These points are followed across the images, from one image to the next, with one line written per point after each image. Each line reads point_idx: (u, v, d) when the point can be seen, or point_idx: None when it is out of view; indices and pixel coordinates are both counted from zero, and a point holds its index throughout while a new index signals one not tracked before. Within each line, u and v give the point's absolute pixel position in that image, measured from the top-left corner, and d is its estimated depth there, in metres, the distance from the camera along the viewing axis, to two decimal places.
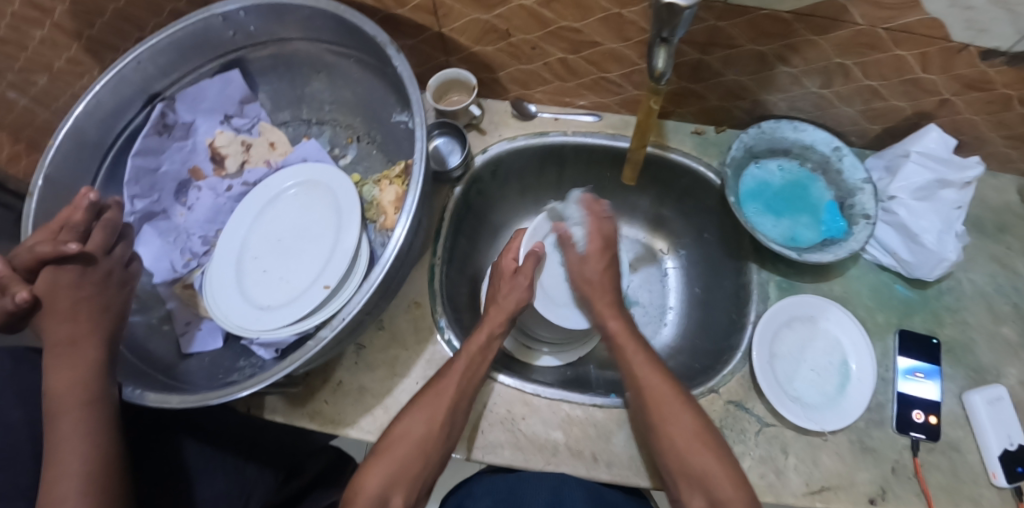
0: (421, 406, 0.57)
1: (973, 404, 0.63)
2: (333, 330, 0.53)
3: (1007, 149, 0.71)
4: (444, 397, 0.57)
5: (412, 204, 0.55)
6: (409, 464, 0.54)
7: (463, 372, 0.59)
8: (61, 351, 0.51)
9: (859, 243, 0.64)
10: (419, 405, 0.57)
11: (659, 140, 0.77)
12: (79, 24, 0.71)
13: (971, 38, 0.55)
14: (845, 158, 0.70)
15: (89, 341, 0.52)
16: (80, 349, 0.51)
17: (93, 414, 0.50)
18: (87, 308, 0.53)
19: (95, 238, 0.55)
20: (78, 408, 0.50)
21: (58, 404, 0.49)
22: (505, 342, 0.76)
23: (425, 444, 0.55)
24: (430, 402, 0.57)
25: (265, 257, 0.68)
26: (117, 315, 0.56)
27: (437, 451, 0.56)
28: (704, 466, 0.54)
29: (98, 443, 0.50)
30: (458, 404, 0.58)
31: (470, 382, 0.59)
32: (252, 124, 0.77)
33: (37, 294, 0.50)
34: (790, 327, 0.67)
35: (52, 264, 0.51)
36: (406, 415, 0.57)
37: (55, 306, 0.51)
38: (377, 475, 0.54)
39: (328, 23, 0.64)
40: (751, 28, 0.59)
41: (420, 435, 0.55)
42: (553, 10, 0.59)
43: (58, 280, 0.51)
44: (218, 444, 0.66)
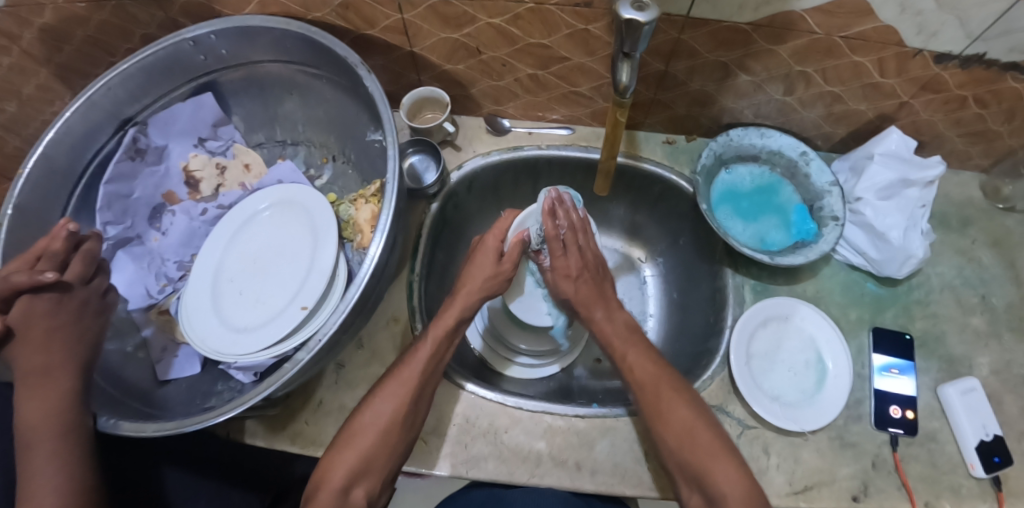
0: (382, 398, 0.56)
1: (947, 395, 0.65)
2: (309, 352, 0.53)
3: (966, 146, 0.74)
4: (403, 382, 0.57)
5: (385, 220, 0.55)
6: (373, 456, 0.54)
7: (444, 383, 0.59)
8: (35, 380, 0.50)
9: (828, 244, 0.65)
10: (383, 396, 0.56)
11: (631, 150, 0.79)
12: (48, 51, 0.71)
13: (923, 42, 0.58)
14: (811, 162, 0.71)
15: (63, 371, 0.51)
16: (55, 379, 0.50)
17: (67, 446, 0.49)
18: (63, 336, 0.52)
19: (73, 268, 0.55)
20: (53, 439, 0.49)
21: (33, 434, 0.49)
22: (490, 359, 0.77)
23: (388, 436, 0.55)
24: (390, 398, 0.56)
25: (240, 279, 0.68)
26: (92, 342, 0.55)
27: (399, 439, 0.55)
28: (675, 441, 0.55)
29: (73, 475, 0.49)
30: (423, 395, 0.58)
31: (432, 373, 0.59)
32: (226, 146, 0.77)
33: (9, 325, 0.49)
34: (765, 327, 0.68)
35: (28, 294, 0.50)
36: (371, 406, 0.56)
37: (29, 336, 0.50)
38: (342, 467, 0.53)
39: (299, 45, 0.65)
40: (713, 39, 0.61)
41: (382, 428, 0.55)
42: (520, 27, 0.60)
43: (33, 310, 0.50)
44: (201, 473, 0.65)
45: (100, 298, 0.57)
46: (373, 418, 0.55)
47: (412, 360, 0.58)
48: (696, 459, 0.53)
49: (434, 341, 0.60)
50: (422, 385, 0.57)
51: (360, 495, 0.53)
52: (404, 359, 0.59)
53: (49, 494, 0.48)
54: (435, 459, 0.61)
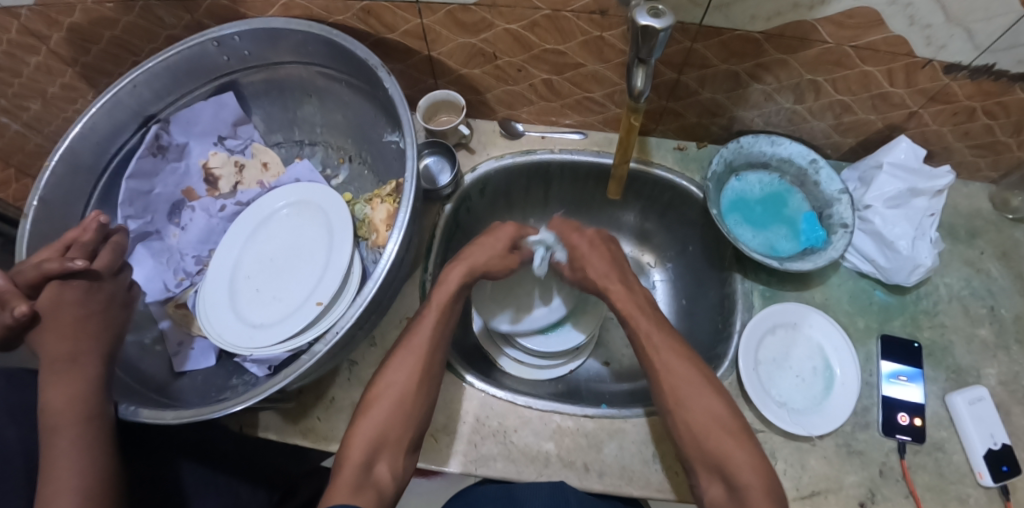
0: (394, 366, 0.58)
1: (955, 405, 0.65)
2: (326, 344, 0.54)
3: (974, 158, 0.74)
4: (410, 352, 0.59)
5: (403, 219, 0.56)
6: (390, 423, 0.55)
7: None
8: (62, 366, 0.51)
9: (837, 251, 0.66)
10: (393, 366, 0.58)
11: (642, 156, 0.80)
12: (75, 50, 0.73)
13: (932, 53, 0.59)
14: (821, 170, 0.72)
15: (88, 359, 0.53)
16: (80, 366, 0.52)
17: (89, 432, 0.50)
18: (86, 324, 0.53)
19: (102, 258, 0.57)
20: (75, 424, 0.50)
21: (56, 420, 0.49)
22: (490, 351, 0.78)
23: (404, 400, 0.56)
24: (404, 367, 0.58)
25: (257, 276, 0.69)
26: (116, 331, 0.56)
27: (415, 405, 0.57)
28: (699, 426, 0.55)
29: (94, 462, 0.50)
30: (433, 359, 0.60)
31: (439, 340, 0.61)
32: (245, 145, 0.79)
33: (38, 310, 0.51)
34: (773, 333, 0.69)
35: (59, 280, 0.52)
36: (383, 377, 0.58)
37: (57, 323, 0.51)
38: (362, 438, 0.54)
39: (321, 47, 0.66)
40: (724, 48, 0.63)
41: (397, 393, 0.56)
42: (537, 34, 0.62)
43: (62, 297, 0.52)
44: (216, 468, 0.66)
45: (125, 294, 0.59)
46: (391, 384, 0.57)
47: (417, 331, 0.61)
48: (716, 443, 0.54)
49: (433, 309, 0.62)
50: (431, 349, 0.60)
51: (383, 468, 0.53)
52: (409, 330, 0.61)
53: (70, 477, 0.48)
54: (445, 457, 0.62)
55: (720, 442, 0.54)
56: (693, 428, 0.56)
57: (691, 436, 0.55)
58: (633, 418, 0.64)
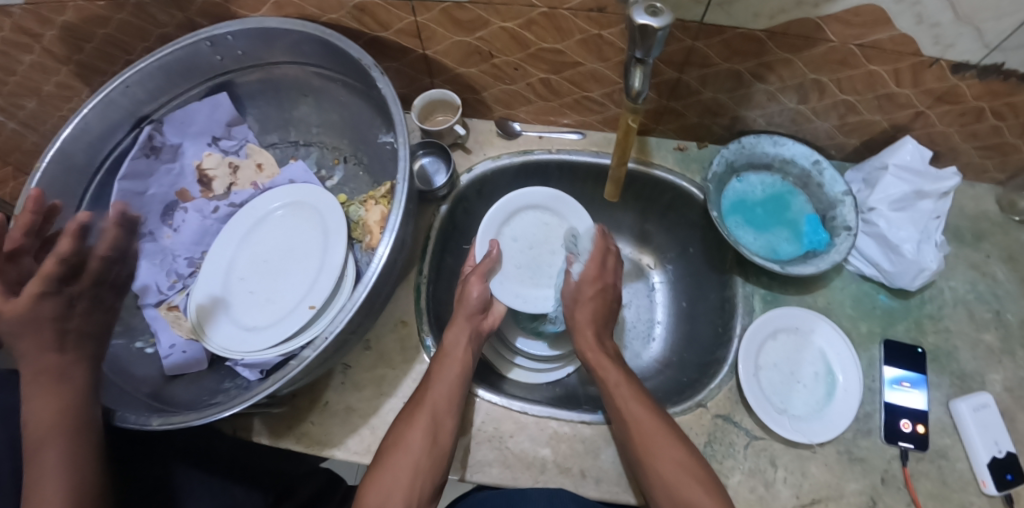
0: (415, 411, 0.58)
1: (959, 411, 0.64)
2: (314, 350, 0.52)
3: (982, 159, 0.73)
4: (424, 408, 0.58)
5: (395, 219, 0.54)
6: (401, 475, 0.55)
7: (450, 388, 0.60)
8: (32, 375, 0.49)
9: (840, 254, 0.65)
10: (407, 418, 0.58)
11: (641, 157, 0.78)
12: (68, 48, 0.72)
13: (940, 52, 0.58)
14: (825, 172, 0.71)
15: (75, 366, 0.52)
16: (66, 374, 0.51)
17: (76, 440, 0.50)
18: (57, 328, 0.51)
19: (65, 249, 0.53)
20: (62, 432, 0.49)
21: (42, 428, 0.49)
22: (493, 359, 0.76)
23: (423, 457, 0.56)
24: (417, 425, 0.57)
25: (250, 278, 0.68)
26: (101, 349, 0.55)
27: (432, 463, 0.56)
28: (670, 477, 0.54)
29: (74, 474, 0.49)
30: (450, 407, 0.59)
31: (455, 391, 0.60)
32: (240, 146, 0.78)
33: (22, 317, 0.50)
34: (775, 338, 0.67)
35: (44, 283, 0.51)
36: (399, 427, 0.58)
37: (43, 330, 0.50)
38: (378, 489, 0.54)
39: (315, 47, 0.65)
40: (726, 47, 0.61)
41: (411, 447, 0.56)
42: (534, 32, 0.61)
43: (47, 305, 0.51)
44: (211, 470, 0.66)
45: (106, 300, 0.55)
46: (406, 436, 0.57)
47: (432, 384, 0.60)
48: (685, 494, 0.52)
49: (451, 361, 0.62)
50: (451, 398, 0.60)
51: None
52: (423, 382, 0.61)
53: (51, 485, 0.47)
54: None
55: (694, 495, 0.52)
56: (659, 477, 0.54)
57: (665, 489, 0.53)
58: None
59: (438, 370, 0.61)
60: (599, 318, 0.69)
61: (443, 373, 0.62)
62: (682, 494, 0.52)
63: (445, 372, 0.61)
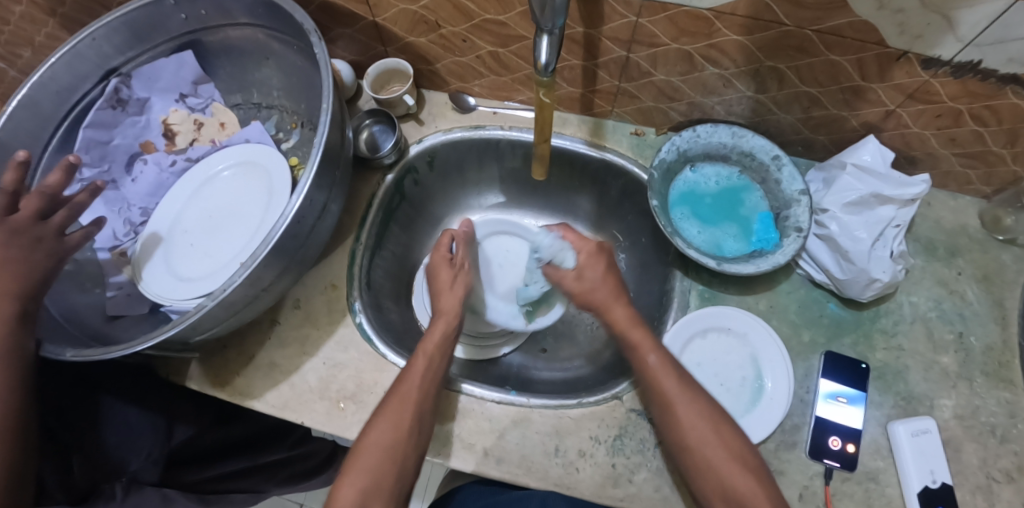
0: (380, 416, 0.55)
1: (896, 434, 0.60)
2: (213, 299, 0.52)
3: (964, 168, 0.67)
4: (397, 403, 0.56)
5: (306, 181, 0.54)
6: (379, 476, 0.52)
7: (423, 378, 0.59)
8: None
9: (784, 256, 0.61)
10: (379, 416, 0.56)
11: (596, 140, 0.75)
12: (52, 1, 0.75)
13: (907, 44, 0.53)
14: (783, 167, 0.66)
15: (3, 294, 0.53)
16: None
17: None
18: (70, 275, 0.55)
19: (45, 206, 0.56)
20: None
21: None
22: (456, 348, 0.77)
23: (393, 452, 0.53)
24: (388, 416, 0.55)
25: (194, 231, 0.71)
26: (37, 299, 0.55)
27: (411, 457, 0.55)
28: (696, 441, 0.53)
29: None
30: (425, 405, 0.57)
31: (429, 383, 0.59)
32: (205, 104, 0.80)
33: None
34: (704, 337, 0.65)
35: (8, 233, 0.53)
36: (370, 428, 0.55)
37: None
38: (352, 490, 0.52)
39: (267, 10, 0.66)
40: (673, 25, 0.58)
41: (386, 449, 0.53)
42: (475, 2, 0.60)
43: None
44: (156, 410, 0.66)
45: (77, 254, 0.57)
46: (377, 436, 0.54)
47: (410, 376, 0.59)
48: (698, 449, 0.52)
49: (424, 354, 0.61)
50: (425, 394, 0.58)
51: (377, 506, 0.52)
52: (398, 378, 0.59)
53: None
54: (349, 425, 0.63)
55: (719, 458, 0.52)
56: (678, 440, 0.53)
57: (690, 456, 0.52)
58: (541, 408, 0.63)
59: (409, 367, 0.60)
60: None
61: (413, 362, 0.61)
62: (707, 459, 0.52)
63: (415, 359, 0.61)
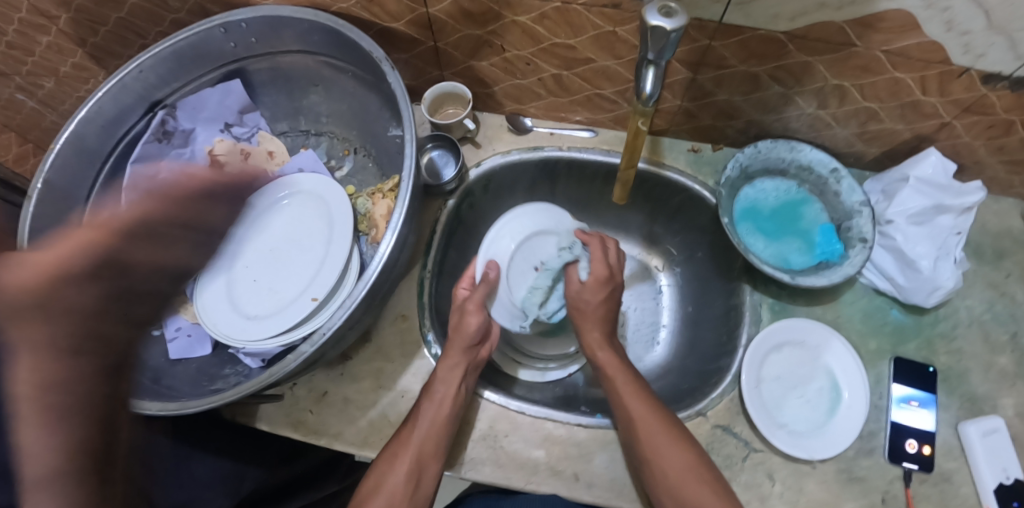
0: (388, 460, 0.57)
1: (967, 435, 0.62)
2: (313, 345, 0.53)
3: (1008, 174, 0.70)
4: (408, 450, 0.57)
5: (398, 218, 0.54)
6: None
7: (432, 426, 0.58)
8: None
9: (853, 268, 0.63)
10: (387, 458, 0.57)
11: (654, 157, 0.76)
12: (83, 31, 0.71)
13: (970, 62, 0.55)
14: (842, 180, 0.68)
15: None
16: None
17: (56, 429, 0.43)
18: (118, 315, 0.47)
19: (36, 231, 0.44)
20: None
21: None
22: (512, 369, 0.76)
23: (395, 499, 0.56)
24: (399, 465, 0.56)
25: (254, 266, 0.69)
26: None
27: (410, 498, 0.56)
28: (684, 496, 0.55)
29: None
30: (427, 456, 0.57)
31: (436, 431, 0.58)
32: (251, 133, 0.78)
33: None
34: (779, 351, 0.66)
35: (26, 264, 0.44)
36: (380, 468, 0.58)
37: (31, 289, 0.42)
38: None
39: (326, 38, 0.65)
40: (743, 48, 0.59)
41: (389, 489, 0.56)
42: (546, 27, 0.59)
43: None
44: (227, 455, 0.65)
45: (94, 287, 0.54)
46: (387, 478, 0.57)
47: (417, 423, 0.58)
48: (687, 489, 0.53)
49: (439, 399, 0.59)
50: (436, 436, 0.58)
51: None
52: (409, 420, 0.59)
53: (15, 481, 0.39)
54: None
55: (697, 494, 0.53)
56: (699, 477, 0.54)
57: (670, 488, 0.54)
58: None
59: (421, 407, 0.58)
60: (609, 335, 0.66)
61: (423, 406, 0.59)
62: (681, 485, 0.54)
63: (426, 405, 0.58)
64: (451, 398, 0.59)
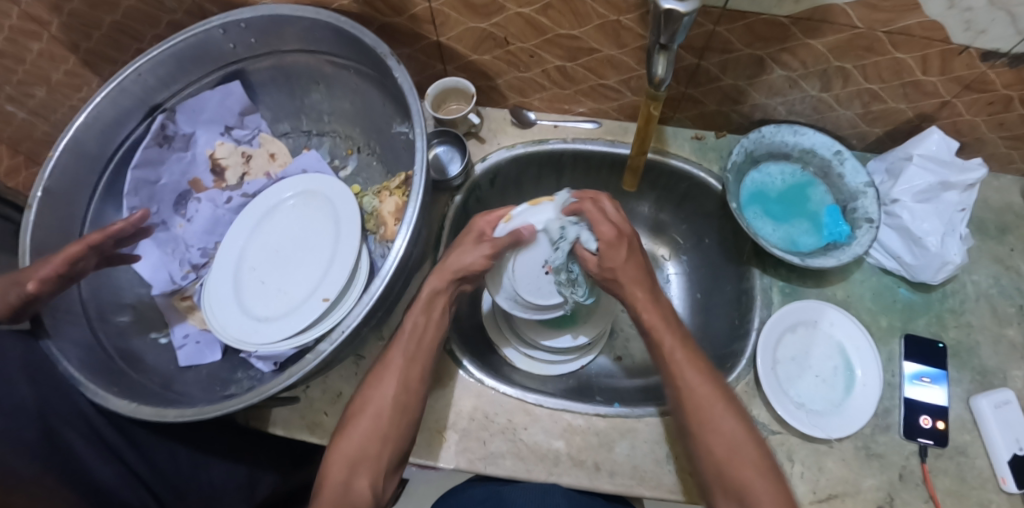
0: (372, 384, 0.57)
1: (979, 407, 0.63)
2: (331, 344, 0.53)
3: (1008, 150, 0.71)
4: (391, 370, 0.57)
5: (412, 213, 0.54)
6: (368, 444, 0.54)
7: (409, 347, 0.59)
8: None
9: (862, 247, 0.63)
10: (371, 383, 0.57)
11: (659, 146, 0.77)
12: (76, 36, 0.70)
13: (970, 39, 0.55)
14: (846, 162, 0.69)
15: None
16: None
17: None
18: None
19: None
20: None
21: None
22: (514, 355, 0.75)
23: (379, 423, 0.54)
24: (382, 386, 0.56)
25: (262, 268, 0.68)
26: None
27: (398, 429, 0.55)
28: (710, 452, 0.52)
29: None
30: (411, 376, 0.58)
31: (416, 352, 0.59)
32: (252, 135, 0.76)
33: None
34: (793, 332, 0.67)
35: None
36: (361, 392, 0.57)
37: None
38: (341, 458, 0.54)
39: (328, 35, 0.64)
40: (748, 32, 0.59)
41: (374, 410, 0.55)
42: (550, 17, 0.59)
43: None
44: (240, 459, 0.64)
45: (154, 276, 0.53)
46: (375, 395, 0.56)
47: (397, 345, 0.59)
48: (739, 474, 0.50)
49: (417, 325, 0.60)
50: (416, 362, 0.58)
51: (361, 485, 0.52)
52: (387, 347, 0.60)
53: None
54: (453, 455, 0.61)
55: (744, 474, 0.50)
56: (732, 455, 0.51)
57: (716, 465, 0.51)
58: (647, 418, 0.63)
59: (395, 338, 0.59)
60: None
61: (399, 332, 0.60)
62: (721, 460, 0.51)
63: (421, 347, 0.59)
64: (426, 336, 0.60)
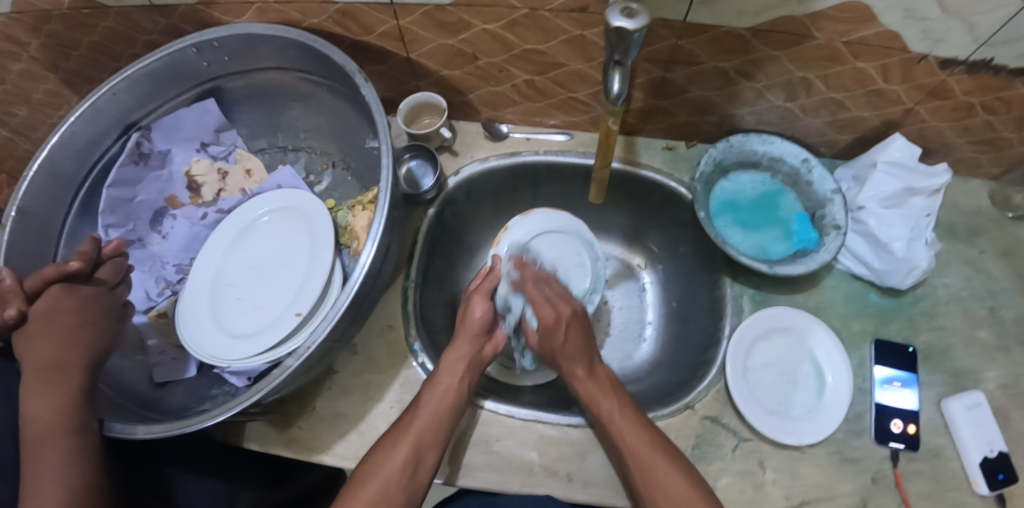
0: (385, 447, 0.55)
1: (951, 410, 0.63)
2: (298, 359, 0.52)
3: (975, 154, 0.72)
4: (408, 436, 0.55)
5: (378, 228, 0.55)
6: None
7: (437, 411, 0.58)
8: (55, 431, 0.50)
9: (829, 254, 0.64)
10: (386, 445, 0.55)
11: (630, 157, 0.78)
12: (54, 56, 0.71)
13: (928, 48, 0.56)
14: (814, 169, 0.70)
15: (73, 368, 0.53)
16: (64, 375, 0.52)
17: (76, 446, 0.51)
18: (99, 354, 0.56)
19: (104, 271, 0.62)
20: (62, 437, 0.50)
21: (42, 433, 0.50)
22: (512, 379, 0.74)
23: (388, 487, 0.52)
24: (399, 448, 0.54)
25: (240, 284, 0.69)
26: (105, 333, 0.58)
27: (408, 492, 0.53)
28: (632, 449, 0.55)
29: (81, 471, 0.50)
30: (434, 442, 0.56)
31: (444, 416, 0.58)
32: (228, 151, 0.78)
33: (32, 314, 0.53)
34: (765, 339, 0.67)
35: (61, 286, 0.56)
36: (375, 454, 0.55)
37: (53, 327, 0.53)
38: None
39: (300, 52, 0.65)
40: (712, 45, 0.60)
41: (383, 474, 0.53)
42: (517, 33, 0.60)
43: (59, 303, 0.55)
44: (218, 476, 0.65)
45: (121, 307, 0.61)
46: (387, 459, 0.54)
47: (421, 409, 0.57)
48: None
49: (444, 390, 0.59)
50: (436, 429, 0.57)
51: None
52: (409, 410, 0.58)
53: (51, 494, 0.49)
54: None
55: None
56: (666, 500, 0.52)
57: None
58: None
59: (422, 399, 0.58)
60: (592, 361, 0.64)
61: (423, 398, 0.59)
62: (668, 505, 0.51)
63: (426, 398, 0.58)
64: (452, 390, 0.59)
